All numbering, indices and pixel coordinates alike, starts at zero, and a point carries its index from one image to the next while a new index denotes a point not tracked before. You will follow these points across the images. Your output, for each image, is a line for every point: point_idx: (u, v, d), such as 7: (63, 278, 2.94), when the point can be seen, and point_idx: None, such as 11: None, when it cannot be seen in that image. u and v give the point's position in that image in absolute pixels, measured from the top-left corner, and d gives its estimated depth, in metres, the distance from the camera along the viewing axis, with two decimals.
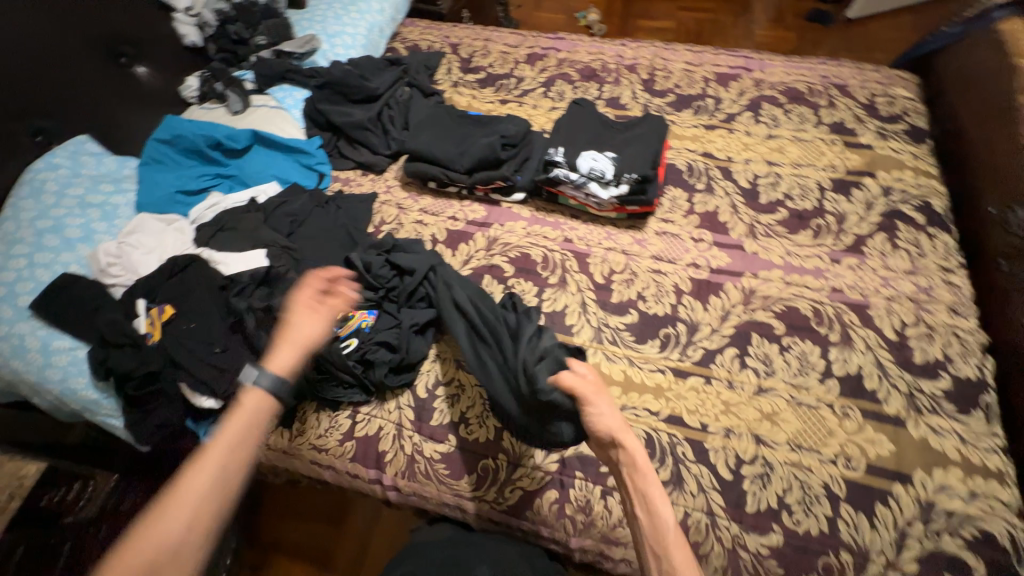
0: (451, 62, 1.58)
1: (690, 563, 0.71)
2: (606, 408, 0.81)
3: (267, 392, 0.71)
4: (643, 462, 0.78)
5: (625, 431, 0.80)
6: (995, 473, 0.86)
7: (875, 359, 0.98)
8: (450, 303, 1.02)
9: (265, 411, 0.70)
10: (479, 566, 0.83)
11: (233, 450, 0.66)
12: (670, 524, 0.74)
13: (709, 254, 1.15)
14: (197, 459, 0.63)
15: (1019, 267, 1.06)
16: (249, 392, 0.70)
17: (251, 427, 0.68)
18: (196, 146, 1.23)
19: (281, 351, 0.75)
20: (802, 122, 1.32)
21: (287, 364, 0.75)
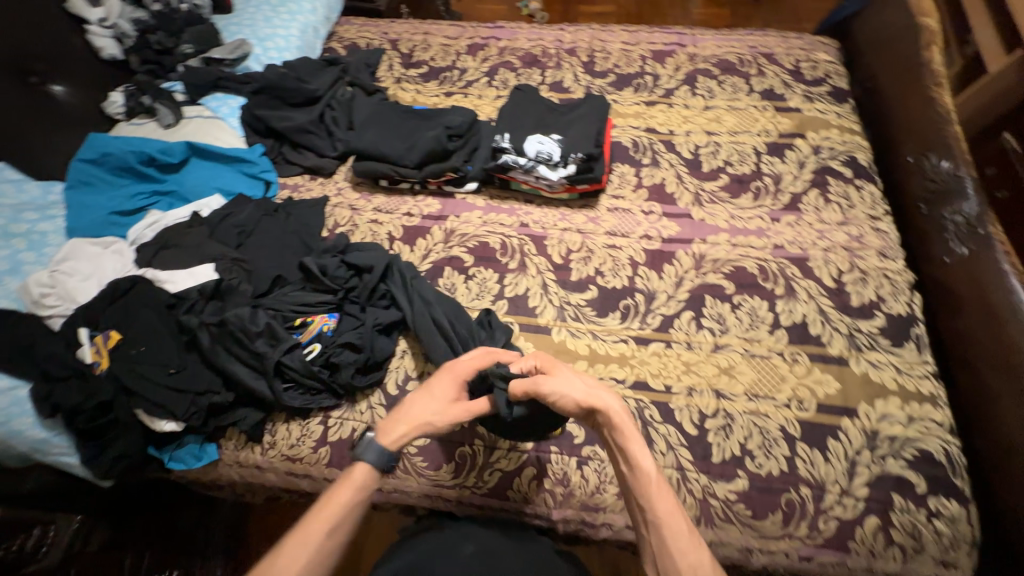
0: (392, 58, 1.56)
1: (676, 510, 0.72)
2: (567, 379, 0.82)
3: (373, 468, 0.74)
4: (622, 420, 0.78)
5: (597, 394, 0.81)
6: (928, 396, 0.94)
7: (817, 307, 1.04)
8: (424, 320, 1.00)
9: (370, 485, 0.75)
10: (466, 545, 0.86)
11: (337, 525, 0.70)
12: (653, 476, 0.74)
13: (660, 225, 1.19)
14: (299, 532, 0.67)
15: (936, 209, 1.16)
16: (359, 465, 0.74)
17: (356, 501, 0.72)
18: (127, 163, 1.17)
19: (396, 427, 0.79)
20: (735, 92, 1.39)
21: (394, 444, 0.77)
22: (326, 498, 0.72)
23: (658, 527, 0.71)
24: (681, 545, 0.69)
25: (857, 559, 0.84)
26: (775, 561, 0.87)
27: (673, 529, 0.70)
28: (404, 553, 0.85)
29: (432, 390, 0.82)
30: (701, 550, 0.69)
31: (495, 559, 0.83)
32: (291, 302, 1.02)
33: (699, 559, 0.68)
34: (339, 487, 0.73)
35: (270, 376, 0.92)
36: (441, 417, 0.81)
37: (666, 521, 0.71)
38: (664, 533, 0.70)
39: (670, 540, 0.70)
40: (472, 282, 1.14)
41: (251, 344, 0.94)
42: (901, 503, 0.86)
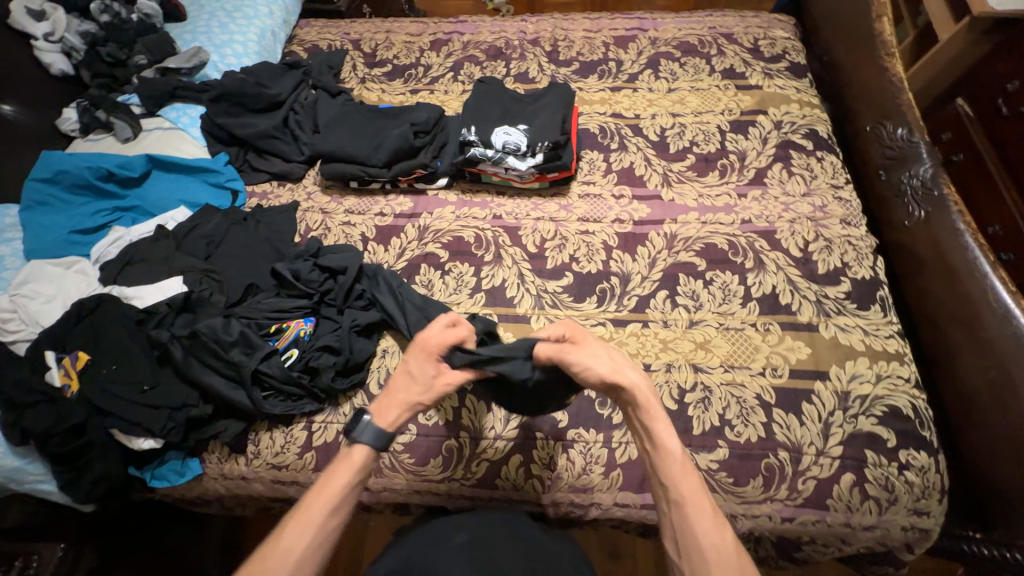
0: (354, 58, 1.54)
1: (698, 490, 0.73)
2: (597, 353, 0.81)
3: (370, 449, 0.78)
4: (648, 398, 0.79)
5: (624, 369, 0.81)
6: (894, 354, 0.97)
7: (786, 277, 1.07)
8: (414, 323, 1.00)
9: (367, 465, 0.79)
10: (457, 535, 0.84)
11: (338, 502, 0.74)
12: (677, 455, 0.75)
13: (631, 208, 1.20)
14: (304, 513, 0.71)
15: (894, 174, 1.19)
16: (357, 446, 0.78)
17: (355, 481, 0.77)
18: (85, 180, 1.14)
19: (386, 409, 0.81)
20: (697, 73, 1.40)
21: (388, 424, 0.80)
22: (327, 478, 0.76)
23: (680, 505, 0.72)
24: (702, 522, 0.71)
25: (835, 515, 0.88)
26: (759, 524, 0.90)
27: (696, 507, 0.72)
28: (397, 548, 0.83)
29: (411, 370, 0.83)
30: (722, 529, 0.71)
31: (489, 546, 0.83)
32: (265, 309, 1.01)
33: (721, 539, 0.70)
34: (338, 467, 0.77)
35: (249, 385, 0.91)
36: (425, 396, 0.83)
37: (689, 501, 0.72)
38: (687, 511, 0.72)
39: (691, 516, 0.71)
40: (449, 277, 1.14)
41: (226, 354, 0.93)
42: (874, 458, 0.89)
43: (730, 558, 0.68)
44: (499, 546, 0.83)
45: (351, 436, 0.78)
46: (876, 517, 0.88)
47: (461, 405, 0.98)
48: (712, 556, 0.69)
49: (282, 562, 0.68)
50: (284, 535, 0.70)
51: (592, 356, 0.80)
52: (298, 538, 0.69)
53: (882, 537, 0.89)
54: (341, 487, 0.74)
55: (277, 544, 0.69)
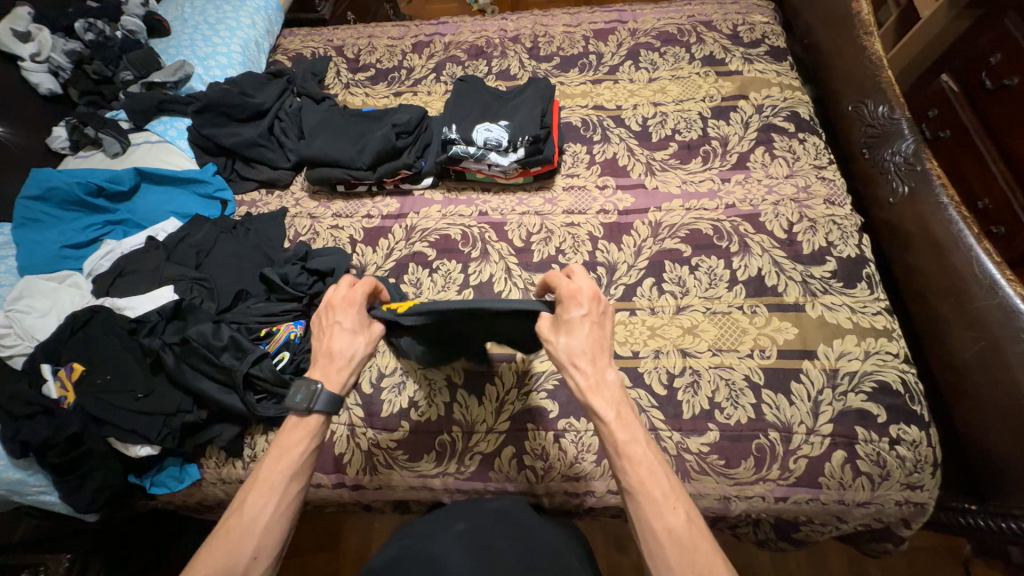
0: (338, 65, 1.56)
1: (649, 474, 0.64)
2: (555, 336, 0.72)
3: (325, 411, 0.72)
4: (589, 384, 0.69)
5: (575, 356, 0.70)
6: (882, 330, 0.98)
7: (771, 259, 1.07)
8: None
9: (325, 429, 0.73)
10: (457, 524, 0.84)
11: (298, 469, 0.69)
12: (620, 440, 0.66)
13: (615, 198, 1.21)
14: (264, 484, 0.67)
15: (877, 151, 1.19)
16: (311, 415, 0.71)
17: (315, 446, 0.72)
18: (75, 196, 1.16)
19: (334, 370, 0.75)
20: (677, 62, 1.41)
21: (339, 381, 0.75)
22: (282, 447, 0.70)
23: (632, 495, 0.64)
24: (656, 509, 0.62)
25: (829, 493, 0.88)
26: (753, 505, 0.90)
27: (646, 493, 0.63)
28: (397, 540, 0.84)
29: (347, 326, 0.77)
30: (676, 510, 0.62)
31: (487, 530, 0.82)
32: (255, 313, 1.03)
33: (675, 522, 0.62)
34: (294, 435, 0.71)
35: (241, 389, 0.92)
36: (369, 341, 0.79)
37: (639, 488, 0.64)
38: (637, 499, 0.64)
39: (644, 507, 0.63)
40: (437, 275, 1.15)
41: (217, 359, 0.94)
42: (865, 435, 0.89)
43: (684, 541, 0.61)
44: (498, 529, 0.82)
45: (296, 401, 0.71)
46: (869, 493, 0.88)
47: (452, 399, 0.99)
48: (668, 542, 0.61)
49: (245, 533, 0.64)
50: (242, 507, 0.65)
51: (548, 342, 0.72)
52: (258, 508, 0.65)
53: (876, 513, 0.89)
54: (299, 455, 0.70)
55: (238, 517, 0.65)
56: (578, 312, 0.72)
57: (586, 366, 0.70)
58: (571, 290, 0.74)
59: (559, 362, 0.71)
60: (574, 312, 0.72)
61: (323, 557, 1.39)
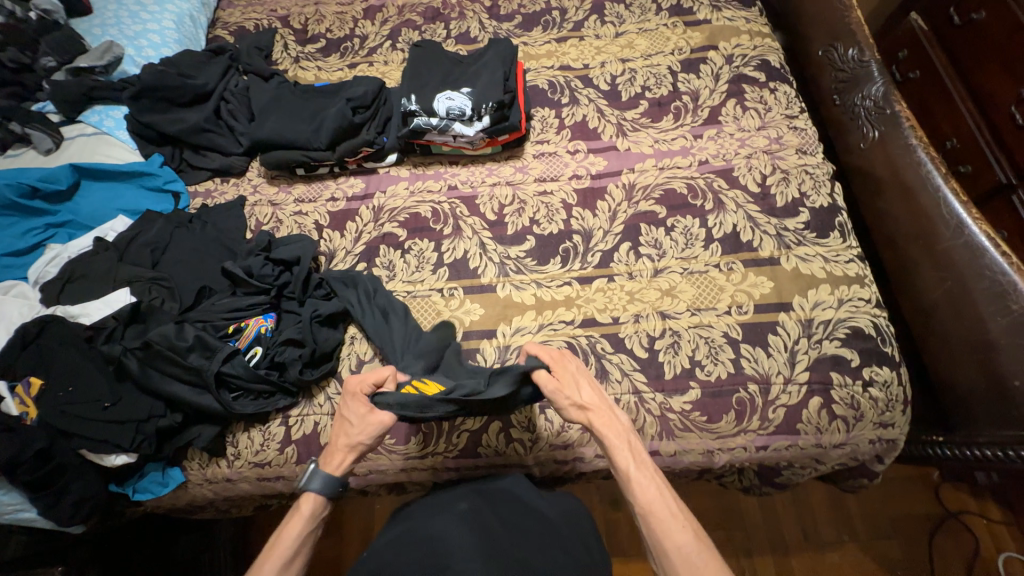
0: (284, 37, 1.45)
1: (658, 498, 0.75)
2: (566, 388, 0.83)
3: (318, 495, 0.80)
4: (603, 423, 0.82)
5: (589, 408, 0.83)
6: (855, 278, 0.99)
7: (746, 214, 1.07)
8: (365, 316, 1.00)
9: (319, 514, 0.80)
10: (460, 503, 0.84)
11: (290, 557, 0.76)
12: (631, 468, 0.77)
13: (587, 162, 1.18)
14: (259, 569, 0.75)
15: (847, 97, 1.18)
16: (305, 498, 0.80)
17: (308, 531, 0.79)
18: (8, 199, 1.07)
19: (333, 456, 0.83)
20: (643, 13, 1.34)
21: (336, 468, 0.82)
22: (279, 534, 0.77)
23: (645, 515, 0.74)
24: (666, 529, 0.72)
25: (806, 438, 0.91)
26: (736, 456, 0.93)
27: (657, 513, 0.74)
28: (397, 522, 0.83)
29: (346, 416, 0.85)
30: (685, 529, 0.73)
31: (490, 509, 0.83)
32: (220, 310, 0.98)
33: (685, 538, 0.71)
34: (290, 521, 0.79)
35: (214, 390, 0.89)
36: (363, 433, 0.83)
37: (651, 510, 0.74)
38: (650, 521, 0.74)
39: (655, 526, 0.73)
40: (410, 256, 1.11)
41: (185, 360, 0.90)
42: (840, 379, 0.91)
43: (693, 556, 0.70)
44: (500, 507, 0.83)
45: (297, 489, 0.80)
46: (845, 434, 0.91)
47: None
48: (678, 556, 0.71)
49: None
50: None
51: (566, 400, 0.82)
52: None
53: (852, 452, 0.93)
54: (292, 541, 0.77)
55: None
56: (574, 368, 0.87)
57: (599, 412, 0.83)
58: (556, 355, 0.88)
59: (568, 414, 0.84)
60: (573, 367, 0.87)
61: (325, 543, 1.41)
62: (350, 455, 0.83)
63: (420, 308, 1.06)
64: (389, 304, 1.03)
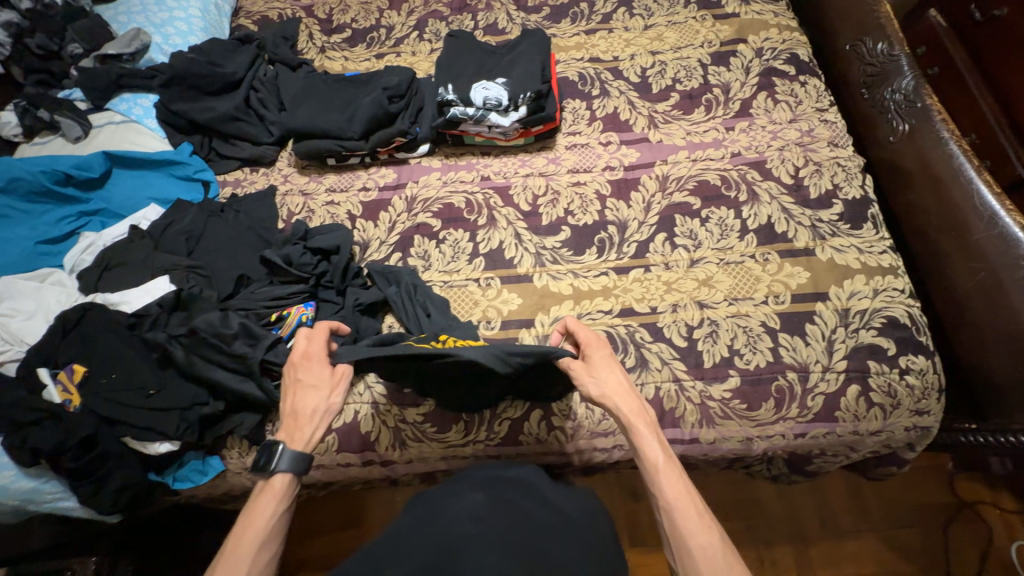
0: (309, 26, 1.43)
1: (684, 493, 0.74)
2: (593, 375, 0.85)
3: (291, 473, 0.77)
4: (630, 412, 0.81)
5: (614, 394, 0.83)
6: (889, 268, 1.00)
7: (780, 206, 1.08)
8: (404, 309, 1.01)
9: (292, 490, 0.77)
10: (474, 496, 0.80)
11: (269, 535, 0.72)
12: (659, 460, 0.77)
13: (620, 154, 1.18)
14: (233, 549, 0.70)
15: (876, 91, 1.19)
16: (277, 475, 0.76)
17: (284, 509, 0.75)
18: (42, 186, 1.06)
19: (302, 428, 0.80)
20: (672, 6, 1.35)
21: (305, 441, 0.79)
22: (252, 513, 0.73)
23: (667, 509, 0.73)
24: (689, 526, 0.71)
25: (844, 425, 0.93)
26: (774, 443, 0.94)
27: (681, 508, 0.73)
28: (410, 513, 0.81)
29: (307, 382, 0.83)
30: (709, 529, 0.71)
31: (506, 502, 0.79)
32: (261, 298, 0.98)
33: (707, 538, 0.70)
34: (262, 499, 0.75)
35: (258, 377, 0.89)
36: (335, 394, 0.84)
37: (676, 505, 0.73)
38: (674, 515, 0.72)
39: (679, 522, 0.72)
40: (445, 246, 1.11)
41: (230, 348, 0.90)
42: (877, 367, 0.93)
43: (715, 556, 0.69)
44: (518, 497, 0.80)
45: (265, 468, 0.76)
46: (882, 422, 0.93)
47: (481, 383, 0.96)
48: (699, 555, 0.69)
49: None
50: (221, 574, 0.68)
51: (589, 380, 0.84)
52: (232, 574, 0.68)
53: (886, 439, 0.94)
54: (268, 520, 0.73)
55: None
56: (602, 353, 0.88)
57: (626, 398, 0.83)
58: (589, 338, 0.91)
59: (592, 397, 0.84)
60: (603, 354, 0.89)
61: (347, 534, 1.41)
62: (318, 423, 0.82)
63: (457, 297, 1.06)
64: (430, 299, 1.03)
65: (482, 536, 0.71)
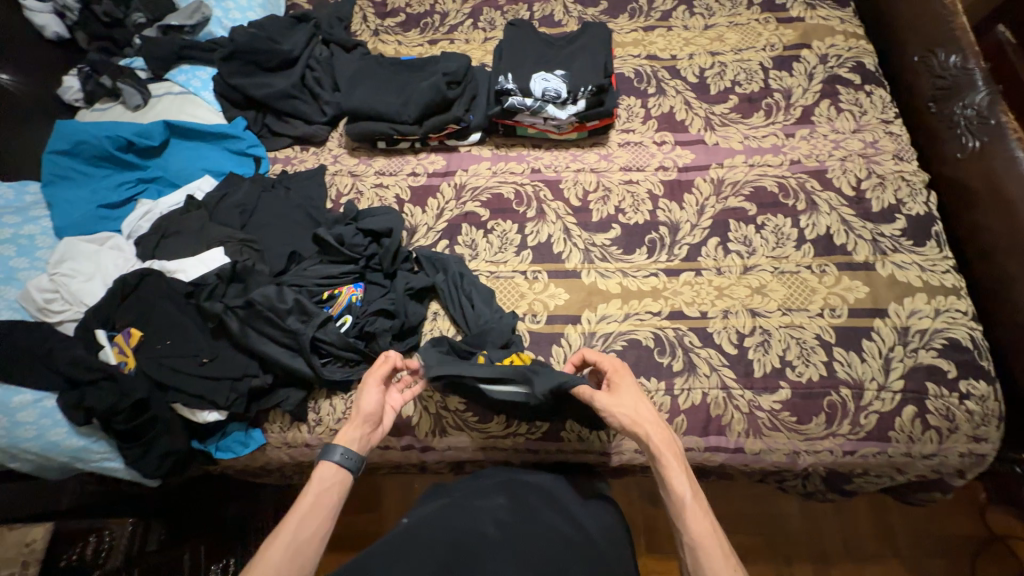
0: (364, 8, 1.43)
1: (711, 531, 0.71)
2: (620, 403, 0.81)
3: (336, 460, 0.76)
4: (660, 443, 0.77)
5: (643, 421, 0.79)
6: (952, 289, 0.97)
7: (840, 217, 1.05)
8: (450, 296, 1.01)
9: (337, 479, 0.75)
10: (497, 496, 0.82)
11: (310, 513, 0.71)
12: (686, 497, 0.73)
13: (674, 154, 1.16)
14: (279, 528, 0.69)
15: (945, 105, 1.15)
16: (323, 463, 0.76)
17: (326, 492, 0.74)
18: (104, 151, 1.07)
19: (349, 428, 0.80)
20: (734, 7, 1.31)
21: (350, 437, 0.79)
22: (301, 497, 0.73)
23: (692, 548, 0.70)
24: (714, 566, 0.68)
25: (897, 445, 0.90)
26: (820, 459, 0.92)
27: (706, 549, 0.70)
28: (432, 501, 0.84)
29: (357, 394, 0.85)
30: (735, 571, 0.68)
31: (526, 508, 0.81)
32: (313, 276, 0.99)
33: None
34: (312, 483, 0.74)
35: (308, 353, 0.90)
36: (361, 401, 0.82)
37: (701, 544, 0.70)
38: (698, 554, 0.70)
39: (703, 561, 0.69)
40: (492, 236, 1.10)
41: (283, 323, 0.91)
42: (935, 390, 0.90)
43: None
44: (538, 502, 0.82)
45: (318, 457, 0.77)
46: (936, 445, 0.90)
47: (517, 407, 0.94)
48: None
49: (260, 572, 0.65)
50: (262, 558, 0.66)
51: (618, 408, 0.80)
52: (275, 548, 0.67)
53: (938, 464, 0.92)
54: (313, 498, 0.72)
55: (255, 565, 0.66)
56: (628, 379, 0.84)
57: (655, 426, 0.79)
58: (614, 366, 0.87)
59: (619, 424, 0.80)
60: (629, 383, 0.85)
61: (366, 518, 1.41)
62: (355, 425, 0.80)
63: (503, 288, 1.05)
64: (476, 288, 1.02)
65: (500, 543, 0.74)
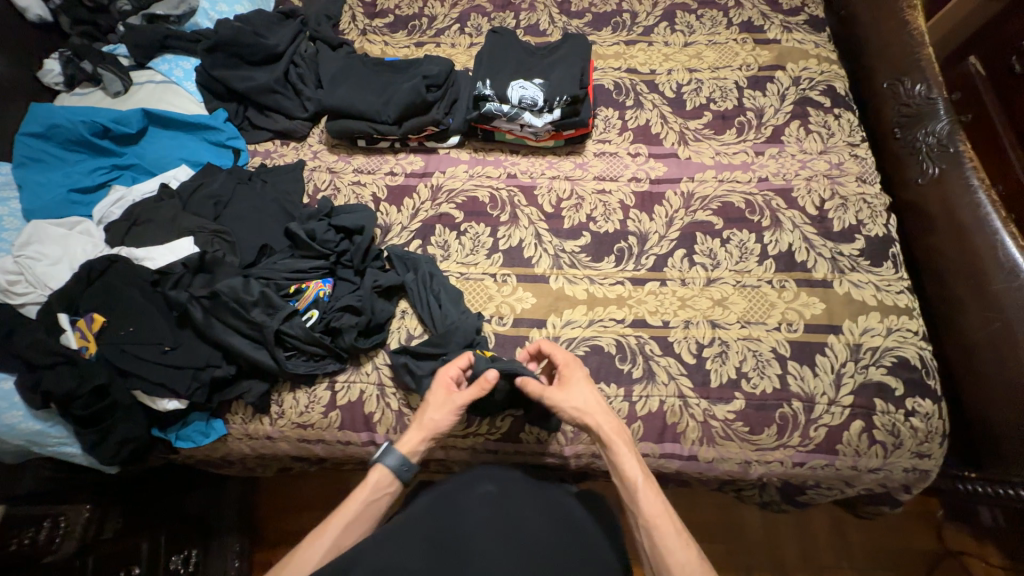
0: (353, 7, 1.44)
1: (664, 511, 0.76)
2: (571, 395, 0.86)
3: (389, 469, 0.81)
4: (610, 429, 0.83)
5: (593, 411, 0.85)
6: (904, 309, 1.00)
7: (802, 235, 1.08)
8: (419, 293, 1.02)
9: (386, 487, 0.80)
10: (484, 484, 0.83)
11: (352, 520, 0.77)
12: (639, 480, 0.78)
13: (647, 166, 1.19)
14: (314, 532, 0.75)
15: (910, 132, 1.18)
16: (378, 468, 0.80)
17: (372, 499, 0.79)
18: (79, 135, 1.08)
19: (413, 435, 0.84)
20: (714, 26, 1.35)
21: (413, 446, 0.83)
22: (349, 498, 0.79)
23: (647, 528, 0.75)
24: (669, 545, 0.73)
25: (844, 459, 0.93)
26: (771, 469, 0.95)
27: (660, 527, 0.75)
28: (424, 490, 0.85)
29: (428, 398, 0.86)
30: (688, 547, 0.74)
31: (516, 498, 0.81)
32: (283, 269, 1.00)
33: (688, 557, 0.73)
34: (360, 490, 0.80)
35: (272, 346, 0.91)
36: (440, 412, 0.85)
37: (655, 523, 0.75)
38: (654, 534, 0.75)
39: (659, 540, 0.74)
40: (464, 238, 1.12)
41: (249, 314, 0.92)
42: (883, 406, 0.93)
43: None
44: (524, 494, 0.82)
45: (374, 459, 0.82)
46: (882, 460, 0.93)
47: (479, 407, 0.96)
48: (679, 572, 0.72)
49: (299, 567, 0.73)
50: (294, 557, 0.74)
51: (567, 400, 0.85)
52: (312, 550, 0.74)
53: (883, 478, 0.95)
54: (358, 505, 0.78)
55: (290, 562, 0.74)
56: (579, 373, 0.89)
57: (603, 414, 0.85)
58: (567, 359, 0.91)
59: (573, 416, 0.85)
60: (579, 376, 0.89)
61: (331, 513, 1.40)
62: (423, 436, 0.84)
63: (471, 290, 1.07)
64: (446, 289, 1.03)
65: (488, 535, 0.75)
